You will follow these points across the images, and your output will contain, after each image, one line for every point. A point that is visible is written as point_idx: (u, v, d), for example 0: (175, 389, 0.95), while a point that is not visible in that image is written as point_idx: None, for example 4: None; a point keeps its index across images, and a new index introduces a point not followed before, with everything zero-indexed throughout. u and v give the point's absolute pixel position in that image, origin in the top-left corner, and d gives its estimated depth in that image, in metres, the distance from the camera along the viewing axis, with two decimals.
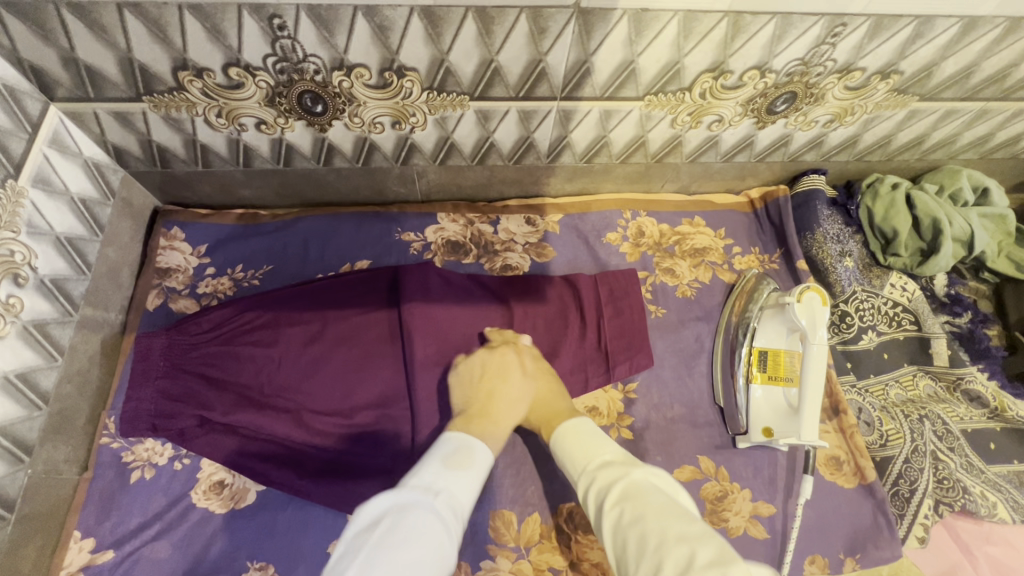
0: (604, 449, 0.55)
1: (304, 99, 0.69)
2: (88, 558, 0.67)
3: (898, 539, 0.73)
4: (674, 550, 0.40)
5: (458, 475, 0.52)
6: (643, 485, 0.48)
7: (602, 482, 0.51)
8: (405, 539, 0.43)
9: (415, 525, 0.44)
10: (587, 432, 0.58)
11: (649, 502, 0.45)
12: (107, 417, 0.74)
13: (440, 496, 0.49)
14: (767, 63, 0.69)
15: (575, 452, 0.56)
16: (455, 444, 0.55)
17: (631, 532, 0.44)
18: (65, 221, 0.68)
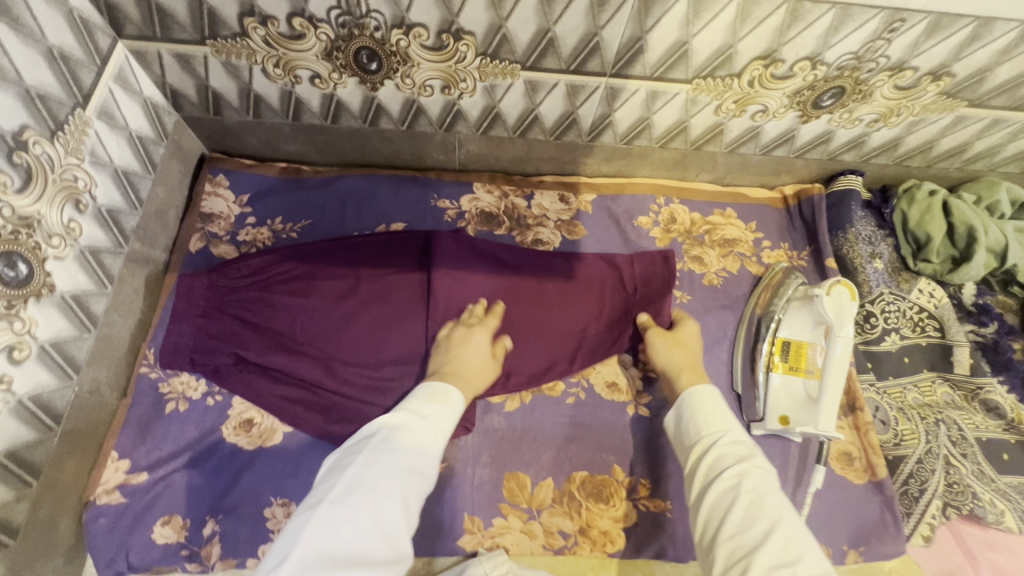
0: (731, 426, 0.61)
1: (360, 56, 0.71)
2: (123, 478, 0.69)
3: (904, 536, 0.74)
4: (779, 540, 0.48)
5: (442, 409, 0.62)
6: (762, 481, 0.54)
7: (727, 451, 0.58)
8: (389, 453, 0.54)
9: (402, 440, 0.56)
10: (716, 404, 0.64)
11: (768, 493, 0.53)
12: (146, 348, 0.76)
13: (427, 418, 0.60)
14: (819, 54, 0.69)
15: (702, 416, 0.63)
16: (433, 387, 0.64)
17: (744, 507, 0.52)
18: (122, 155, 0.71)
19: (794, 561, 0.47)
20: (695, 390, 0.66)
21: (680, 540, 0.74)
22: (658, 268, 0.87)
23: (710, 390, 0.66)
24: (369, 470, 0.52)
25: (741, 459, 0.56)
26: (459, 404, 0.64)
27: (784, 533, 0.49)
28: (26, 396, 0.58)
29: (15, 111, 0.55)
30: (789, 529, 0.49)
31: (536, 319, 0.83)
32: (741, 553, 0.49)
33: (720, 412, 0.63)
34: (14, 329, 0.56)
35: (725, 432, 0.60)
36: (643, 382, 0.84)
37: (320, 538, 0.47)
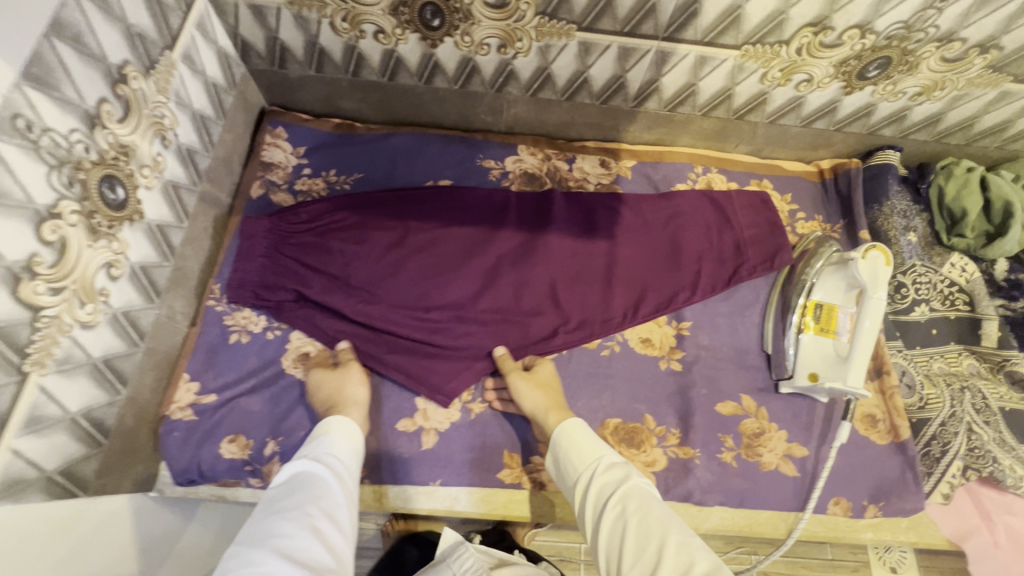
0: (606, 451, 0.65)
1: (425, 12, 0.75)
2: (194, 397, 0.75)
3: (923, 493, 0.78)
4: (672, 551, 0.52)
5: (327, 438, 0.65)
6: (641, 494, 0.59)
7: (606, 478, 0.62)
8: (280, 501, 0.55)
9: (299, 483, 0.58)
10: (586, 435, 0.67)
11: (648, 504, 0.57)
12: (213, 283, 0.82)
13: (313, 453, 0.63)
14: (869, 23, 0.71)
15: (571, 451, 0.66)
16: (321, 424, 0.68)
17: (633, 533, 0.55)
18: (199, 99, 0.75)
19: (689, 565, 0.50)
20: (565, 425, 0.69)
21: (705, 485, 0.78)
22: (695, 231, 0.92)
23: (573, 421, 0.69)
24: (264, 524, 0.52)
25: (622, 481, 0.61)
26: (352, 430, 0.69)
27: (675, 540, 0.53)
28: (120, 310, 0.63)
29: (119, 47, 0.59)
30: (677, 537, 0.53)
31: (577, 272, 0.89)
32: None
33: (588, 440, 0.67)
34: (112, 248, 0.61)
35: (602, 457, 0.65)
36: (676, 339, 0.87)
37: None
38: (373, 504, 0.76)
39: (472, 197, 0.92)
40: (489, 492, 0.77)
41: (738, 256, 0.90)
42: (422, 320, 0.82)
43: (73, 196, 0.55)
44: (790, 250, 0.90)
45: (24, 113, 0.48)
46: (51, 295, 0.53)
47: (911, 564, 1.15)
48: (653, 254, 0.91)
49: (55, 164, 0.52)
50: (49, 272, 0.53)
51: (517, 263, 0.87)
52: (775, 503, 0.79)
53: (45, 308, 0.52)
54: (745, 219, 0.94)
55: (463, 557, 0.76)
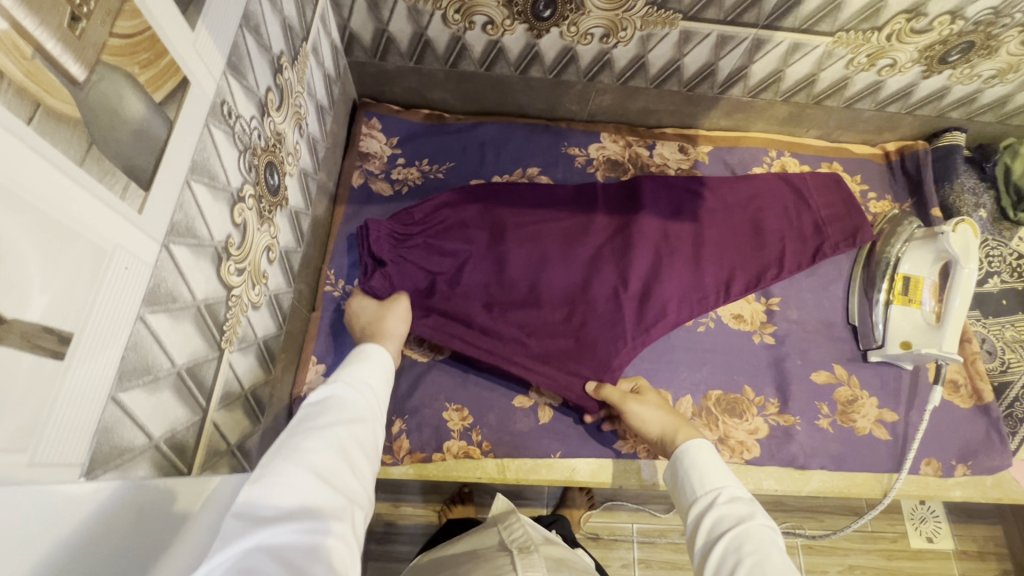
0: (730, 481, 0.59)
1: (538, 3, 0.78)
2: (324, 378, 0.78)
3: (1009, 451, 0.84)
4: None
5: (360, 367, 0.56)
6: (761, 538, 0.52)
7: (725, 511, 0.56)
8: (313, 415, 0.47)
9: (326, 410, 0.48)
10: (709, 457, 0.62)
11: (769, 551, 0.51)
12: (328, 270, 0.85)
13: (348, 377, 0.53)
14: (961, 9, 0.76)
15: (695, 472, 0.61)
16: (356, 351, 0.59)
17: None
18: (319, 89, 0.78)
19: None
20: (692, 442, 0.64)
21: (806, 449, 0.83)
22: (775, 211, 0.95)
23: (698, 443, 0.64)
24: (291, 440, 0.44)
25: (737, 516, 0.55)
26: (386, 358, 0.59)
27: None
28: (274, 293, 0.66)
29: (278, 38, 0.61)
30: None
31: (670, 253, 0.89)
32: None
33: (715, 466, 0.61)
34: (270, 232, 0.64)
35: (724, 489, 0.58)
36: (765, 315, 0.91)
37: (252, 502, 0.38)
38: (497, 476, 0.79)
39: (560, 191, 0.95)
40: (605, 462, 0.81)
41: (820, 233, 0.94)
42: (537, 315, 0.84)
43: (251, 180, 0.57)
44: (869, 227, 0.94)
45: (227, 100, 0.51)
46: (237, 275, 0.56)
47: (945, 532, 1.21)
48: (738, 235, 0.93)
49: (242, 150, 0.54)
50: (236, 254, 0.55)
51: (616, 252, 0.88)
52: (871, 464, 0.83)
53: (233, 287, 0.55)
54: (822, 198, 0.97)
55: (516, 528, 0.72)
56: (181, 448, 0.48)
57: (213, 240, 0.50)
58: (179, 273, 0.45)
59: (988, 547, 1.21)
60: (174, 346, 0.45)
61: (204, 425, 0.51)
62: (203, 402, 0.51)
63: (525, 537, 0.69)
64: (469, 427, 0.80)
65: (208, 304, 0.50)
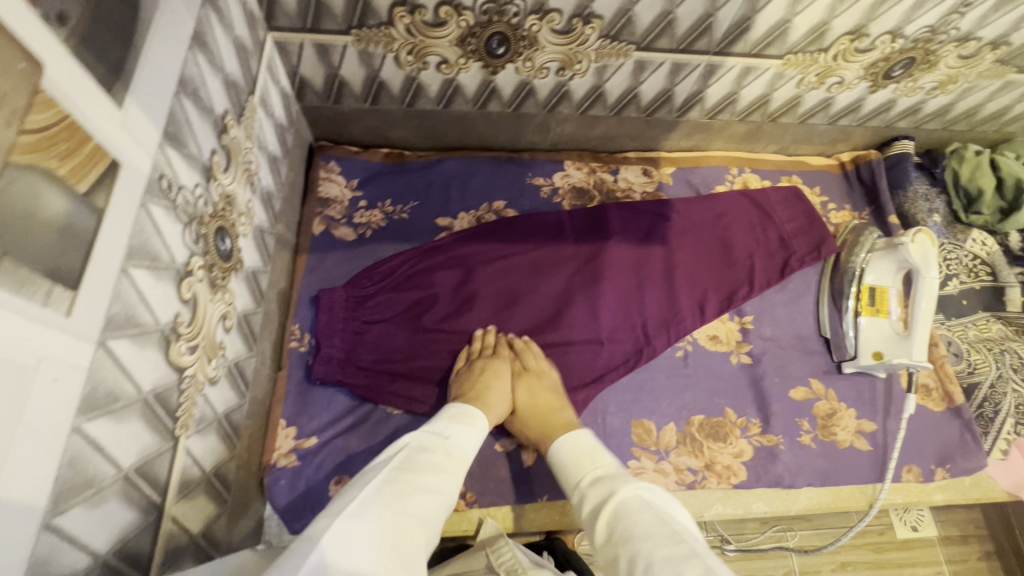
0: (599, 464, 0.61)
1: (491, 41, 0.76)
2: (294, 442, 0.73)
3: (984, 451, 0.86)
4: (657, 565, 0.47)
5: (464, 428, 0.63)
6: (632, 505, 0.54)
7: (594, 493, 0.58)
8: (417, 466, 0.54)
9: (426, 460, 0.55)
10: (589, 444, 0.64)
11: (639, 515, 0.52)
12: (292, 324, 0.81)
13: (453, 439, 0.60)
14: (901, 28, 0.78)
15: (573, 464, 0.63)
16: (459, 408, 0.66)
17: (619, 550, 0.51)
18: (272, 140, 0.75)
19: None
20: (571, 436, 0.66)
21: (792, 468, 0.83)
22: (740, 230, 0.96)
23: (577, 434, 0.66)
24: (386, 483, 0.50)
25: (607, 489, 0.57)
26: (481, 431, 0.65)
27: (659, 552, 0.48)
28: (233, 363, 0.62)
29: (221, 97, 0.59)
30: (667, 547, 0.48)
31: (640, 279, 0.90)
32: None
33: (589, 453, 0.63)
34: (225, 299, 0.60)
35: (592, 472, 0.61)
36: (740, 333, 0.91)
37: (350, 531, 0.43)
38: (485, 527, 0.76)
39: (527, 223, 0.94)
40: None
41: (785, 248, 0.95)
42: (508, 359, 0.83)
43: (199, 251, 0.54)
44: (832, 238, 0.95)
45: (166, 173, 0.48)
46: (190, 354, 0.52)
47: (929, 521, 1.23)
48: (708, 254, 0.94)
49: (187, 221, 0.51)
50: (187, 331, 0.51)
51: (585, 281, 0.88)
52: (856, 476, 0.84)
53: (185, 368, 0.51)
54: (784, 213, 0.98)
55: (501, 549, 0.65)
56: (134, 556, 0.44)
57: (159, 323, 0.46)
58: (121, 369, 0.41)
59: (970, 530, 1.24)
60: (120, 449, 0.41)
61: (161, 524, 0.47)
62: (158, 499, 0.47)
63: (514, 559, 0.61)
64: None
65: (157, 394, 0.46)
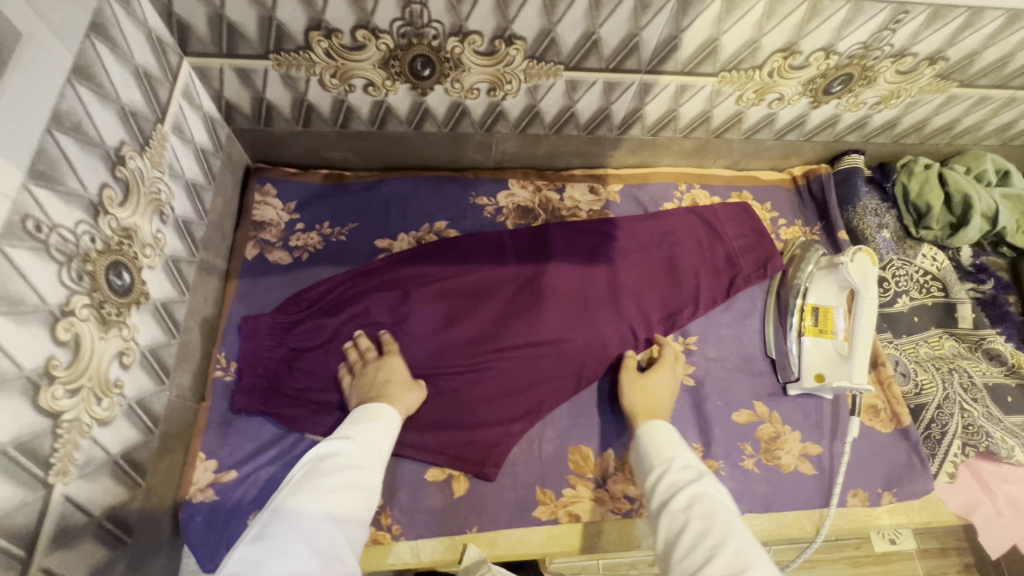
0: (682, 453, 0.62)
1: (415, 63, 0.75)
2: (213, 476, 0.72)
3: (931, 474, 0.83)
4: (730, 554, 0.49)
5: (368, 427, 0.63)
6: (714, 499, 0.54)
7: (676, 477, 0.59)
8: (319, 473, 0.54)
9: (326, 468, 0.55)
10: (669, 434, 0.65)
11: (716, 507, 0.54)
12: (218, 352, 0.79)
13: (357, 438, 0.60)
14: (833, 45, 0.77)
15: (659, 445, 0.64)
16: (362, 409, 0.65)
17: (690, 530, 0.52)
18: (191, 167, 0.73)
19: (744, 570, 0.47)
20: (651, 424, 0.67)
21: (733, 494, 0.80)
22: (687, 247, 0.93)
23: (662, 424, 0.67)
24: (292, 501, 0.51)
25: (693, 477, 0.58)
26: (388, 421, 0.65)
27: (733, 545, 0.49)
28: (134, 400, 0.60)
29: (115, 129, 0.57)
30: (737, 544, 0.50)
31: (585, 300, 0.86)
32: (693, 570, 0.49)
33: (670, 439, 0.65)
34: (123, 335, 0.58)
35: (675, 457, 0.61)
36: (684, 354, 0.90)
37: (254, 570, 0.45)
38: (413, 561, 0.74)
39: (467, 244, 0.91)
40: (526, 532, 0.77)
41: (731, 266, 0.92)
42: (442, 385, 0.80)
43: (83, 289, 0.52)
44: (779, 256, 0.93)
45: (32, 213, 0.46)
46: (69, 398, 0.50)
47: (907, 534, 1.21)
48: (656, 273, 0.91)
49: (64, 261, 0.50)
50: (65, 374, 0.50)
51: (527, 303, 0.85)
52: (800, 501, 0.82)
53: (63, 413, 0.49)
54: (732, 229, 0.96)
55: None
56: None
57: (21, 369, 0.45)
58: None
59: (949, 543, 1.22)
60: None
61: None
62: (22, 552, 0.46)
63: None
64: (378, 509, 0.75)
65: (19, 443, 0.45)
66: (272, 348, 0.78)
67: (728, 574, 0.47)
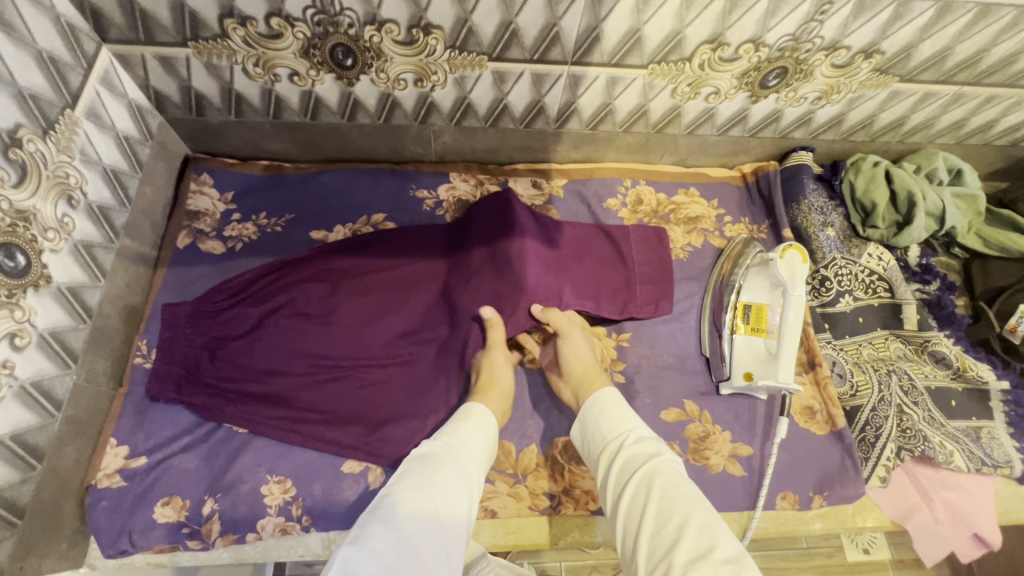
0: (637, 427, 0.64)
1: (336, 52, 0.75)
2: (123, 462, 0.72)
3: (863, 479, 0.81)
4: (693, 529, 0.50)
5: (466, 427, 0.64)
6: (674, 474, 0.56)
7: (634, 452, 0.61)
8: (425, 472, 0.56)
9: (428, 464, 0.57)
10: (617, 406, 0.67)
11: (675, 481, 0.55)
12: (140, 340, 0.79)
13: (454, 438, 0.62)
14: (760, 37, 0.76)
15: (613, 420, 0.65)
16: (462, 410, 0.67)
17: (653, 507, 0.54)
18: (111, 154, 0.74)
19: (710, 549, 0.47)
20: (601, 392, 0.69)
21: None
22: (600, 253, 0.89)
23: (612, 395, 0.69)
24: (403, 489, 0.53)
25: (651, 452, 0.60)
26: (487, 424, 0.67)
27: (697, 521, 0.50)
28: (28, 381, 0.62)
29: (9, 111, 0.58)
30: (699, 519, 0.51)
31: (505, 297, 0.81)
32: (661, 549, 0.50)
33: (623, 414, 0.66)
34: (14, 317, 0.59)
35: (632, 433, 0.63)
36: (617, 351, 0.88)
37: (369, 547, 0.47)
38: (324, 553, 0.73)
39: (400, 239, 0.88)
40: None
41: (629, 290, 0.87)
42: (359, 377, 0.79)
43: None
44: (671, 298, 0.88)
45: None
46: None
47: (881, 544, 1.16)
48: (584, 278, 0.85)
49: None
50: None
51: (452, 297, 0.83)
52: (726, 503, 0.80)
53: None
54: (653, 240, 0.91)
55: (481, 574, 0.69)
56: None
57: None
58: None
59: None
60: None
61: None
62: None
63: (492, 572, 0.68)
64: (289, 499, 0.73)
65: None
66: (189, 338, 0.78)
67: (693, 554, 0.48)
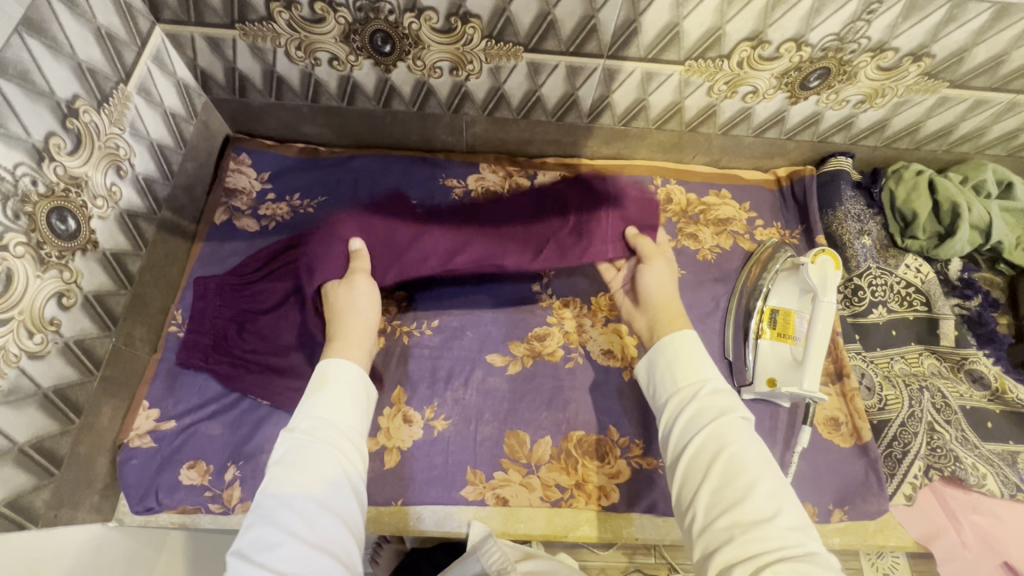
0: (711, 376, 0.61)
1: (375, 39, 0.77)
2: (153, 424, 0.75)
3: (887, 495, 0.78)
4: (761, 494, 0.50)
5: (322, 400, 0.58)
6: (742, 434, 0.55)
7: (706, 403, 0.58)
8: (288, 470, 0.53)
9: (288, 462, 0.54)
10: (693, 353, 0.63)
11: (747, 445, 0.54)
12: (175, 310, 0.82)
13: (313, 417, 0.57)
14: (803, 36, 0.74)
15: (683, 366, 0.62)
16: (317, 377, 0.61)
17: (720, 463, 0.53)
18: (157, 129, 0.78)
19: (774, 513, 0.49)
20: (679, 335, 0.65)
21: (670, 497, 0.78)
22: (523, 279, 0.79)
23: (690, 338, 0.65)
24: (280, 508, 0.51)
25: (725, 408, 0.57)
26: (351, 385, 0.61)
27: (767, 486, 0.50)
28: (71, 339, 0.65)
29: (68, 82, 0.61)
30: (768, 484, 0.51)
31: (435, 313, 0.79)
32: (721, 505, 0.51)
33: (698, 363, 0.62)
34: (63, 277, 0.63)
35: (705, 382, 0.60)
36: (637, 349, 0.87)
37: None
38: None
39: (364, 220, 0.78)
40: (452, 510, 0.76)
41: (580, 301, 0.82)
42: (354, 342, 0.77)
43: (20, 228, 0.57)
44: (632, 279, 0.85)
45: None
46: None
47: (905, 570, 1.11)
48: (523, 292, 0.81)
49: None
50: None
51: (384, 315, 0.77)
52: None
53: None
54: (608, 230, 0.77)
55: (491, 550, 0.70)
56: None
57: None
58: None
59: None
60: None
61: None
62: None
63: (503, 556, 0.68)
64: None
65: None
66: (221, 310, 0.81)
67: (757, 514, 0.49)
